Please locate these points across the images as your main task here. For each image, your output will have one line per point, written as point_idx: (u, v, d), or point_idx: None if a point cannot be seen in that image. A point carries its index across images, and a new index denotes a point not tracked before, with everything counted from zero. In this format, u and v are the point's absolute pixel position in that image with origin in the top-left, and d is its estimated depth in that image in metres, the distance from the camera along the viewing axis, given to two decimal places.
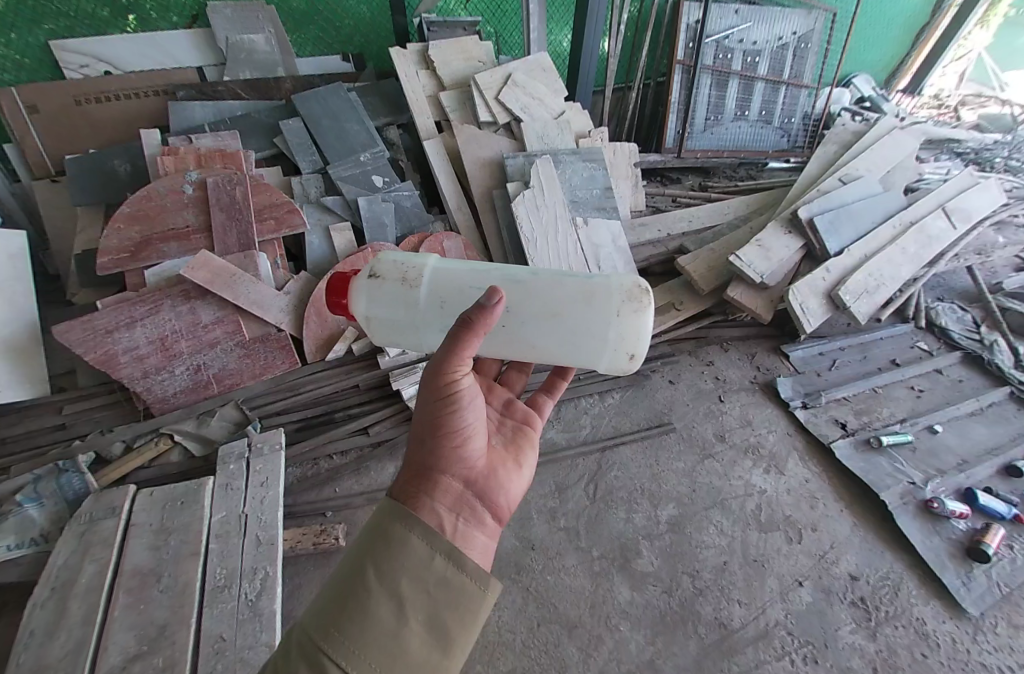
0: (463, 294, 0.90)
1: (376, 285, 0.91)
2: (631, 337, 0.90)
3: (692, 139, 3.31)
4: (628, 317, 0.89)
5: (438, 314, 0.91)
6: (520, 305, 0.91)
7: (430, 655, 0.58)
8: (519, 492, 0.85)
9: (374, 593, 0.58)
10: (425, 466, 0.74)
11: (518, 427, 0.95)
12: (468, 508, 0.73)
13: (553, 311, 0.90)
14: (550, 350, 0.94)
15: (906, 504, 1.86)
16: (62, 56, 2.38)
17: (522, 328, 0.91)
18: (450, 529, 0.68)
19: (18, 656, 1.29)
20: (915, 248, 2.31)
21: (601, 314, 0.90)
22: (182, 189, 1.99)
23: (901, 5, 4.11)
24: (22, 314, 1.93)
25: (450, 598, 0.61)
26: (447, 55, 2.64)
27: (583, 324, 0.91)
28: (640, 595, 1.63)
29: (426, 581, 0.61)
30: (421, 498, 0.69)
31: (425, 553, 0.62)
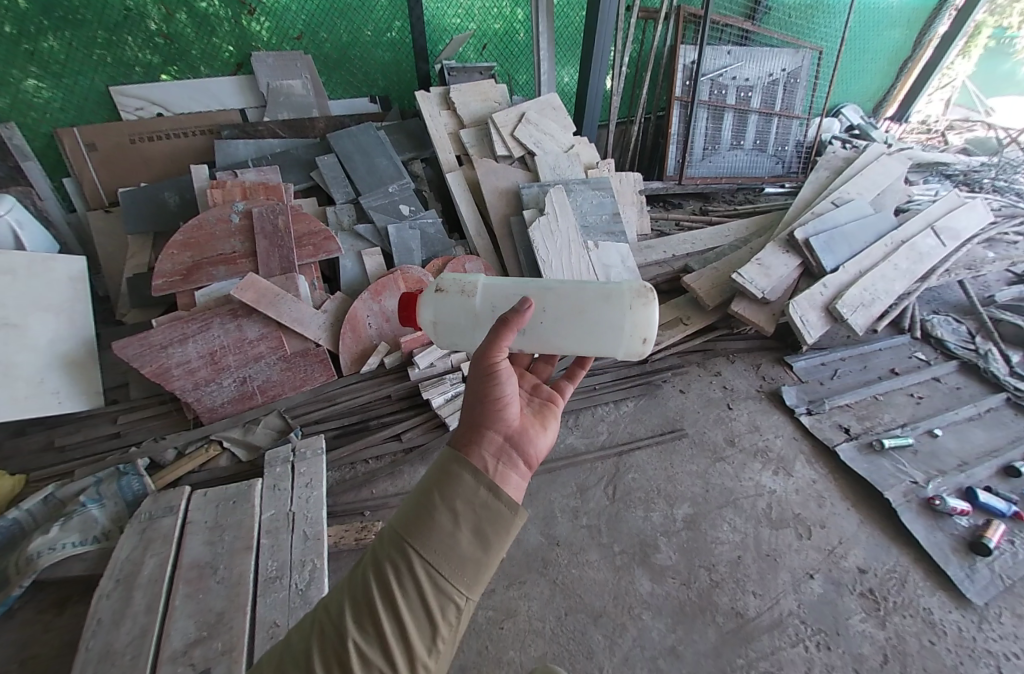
0: (509, 299, 1.07)
1: (441, 296, 1.09)
2: (643, 324, 1.07)
3: (692, 167, 3.54)
4: (639, 309, 1.06)
5: (489, 317, 1.08)
6: (550, 307, 1.07)
7: (478, 556, 0.73)
8: (548, 444, 0.91)
9: (437, 506, 0.73)
10: (473, 420, 0.84)
11: (544, 403, 1.00)
12: (508, 454, 0.81)
13: (578, 310, 1.07)
14: (576, 345, 1.09)
15: (909, 502, 1.93)
16: (120, 100, 2.63)
17: (553, 326, 1.07)
18: (492, 470, 0.78)
19: (89, 640, 1.40)
20: (907, 265, 2.45)
21: (616, 309, 1.07)
22: (229, 218, 2.17)
23: (884, 40, 4.40)
24: (80, 331, 2.05)
25: (493, 516, 0.75)
26: (466, 97, 2.88)
27: (602, 319, 1.07)
28: (660, 586, 1.73)
29: (473, 504, 0.74)
30: (470, 441, 0.80)
31: (474, 484, 0.75)
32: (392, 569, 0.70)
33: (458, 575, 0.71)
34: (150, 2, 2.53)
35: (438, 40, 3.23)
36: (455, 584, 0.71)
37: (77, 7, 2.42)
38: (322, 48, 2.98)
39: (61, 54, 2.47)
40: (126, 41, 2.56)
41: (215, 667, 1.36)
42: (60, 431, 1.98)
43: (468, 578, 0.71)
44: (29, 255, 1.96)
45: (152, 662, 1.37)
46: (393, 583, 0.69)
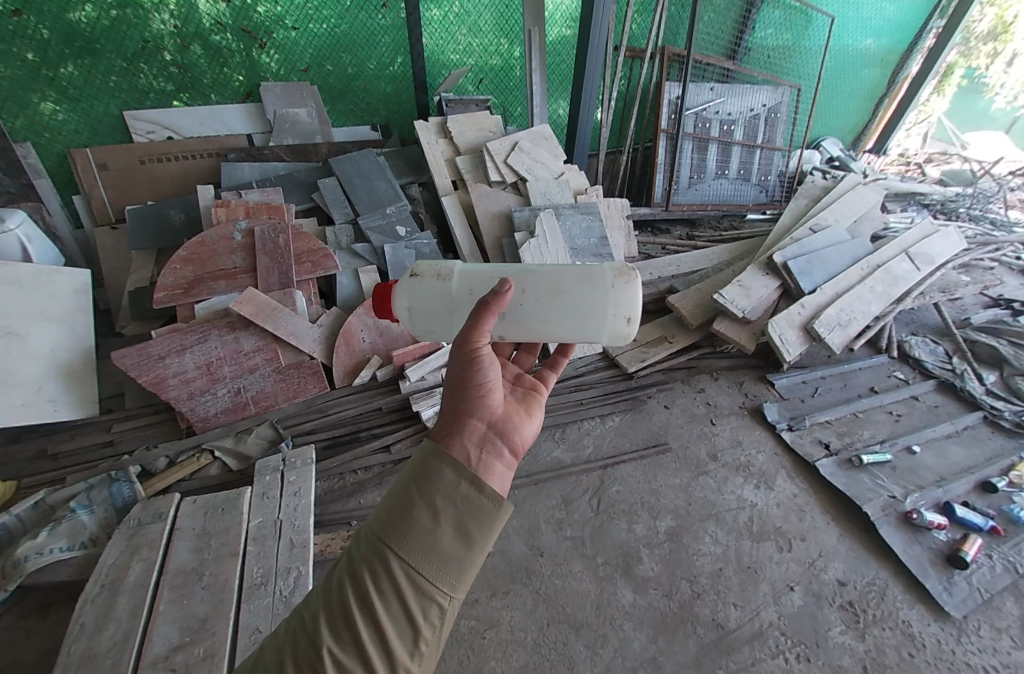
0: (486, 282, 1.13)
1: (417, 281, 1.17)
2: (625, 303, 1.15)
3: (678, 195, 3.69)
4: (621, 286, 1.16)
5: (467, 299, 1.15)
6: (530, 288, 1.15)
7: (460, 552, 0.72)
8: (532, 435, 0.96)
9: (416, 504, 0.73)
10: (455, 412, 0.86)
11: (528, 391, 1.06)
12: (491, 442, 0.84)
13: (557, 290, 1.15)
14: (559, 326, 1.17)
15: (888, 516, 1.96)
16: (133, 123, 2.76)
17: (537, 305, 1.15)
18: (475, 460, 0.80)
19: (71, 644, 1.41)
20: (883, 287, 2.54)
21: (597, 290, 1.15)
22: (232, 236, 2.27)
23: (860, 79, 4.65)
24: (80, 341, 2.11)
25: (474, 512, 0.75)
26: (462, 127, 3.02)
27: (585, 297, 1.15)
28: (642, 597, 1.75)
29: (454, 498, 0.74)
30: (452, 434, 0.82)
31: (454, 478, 0.75)
32: (370, 573, 0.69)
33: (439, 574, 0.70)
34: (166, 35, 2.69)
35: (437, 74, 3.40)
36: (437, 583, 0.70)
37: (97, 38, 2.57)
38: (327, 80, 3.15)
39: (80, 80, 2.62)
40: (141, 69, 2.71)
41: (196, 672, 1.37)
42: (54, 439, 2.02)
43: (450, 576, 0.71)
44: (34, 266, 2.03)
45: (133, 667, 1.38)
46: (371, 587, 0.68)
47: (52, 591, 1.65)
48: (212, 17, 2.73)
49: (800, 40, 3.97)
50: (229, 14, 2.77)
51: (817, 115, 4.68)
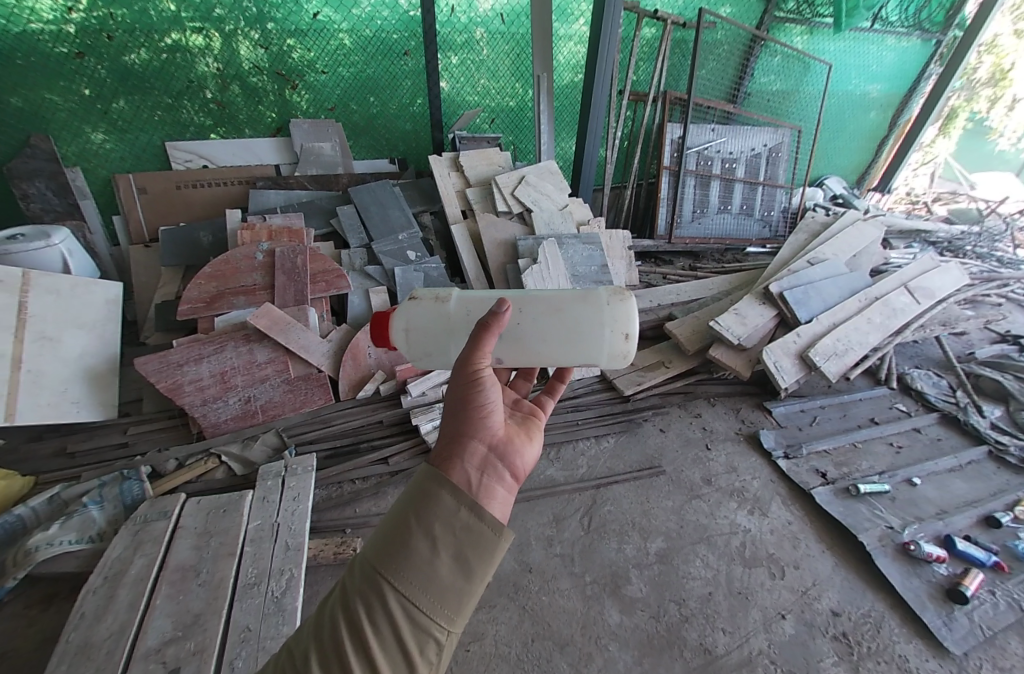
0: (484, 303, 1.12)
1: (414, 305, 1.13)
2: (622, 319, 1.13)
3: (681, 228, 3.81)
4: (617, 303, 1.13)
5: (466, 321, 1.13)
6: (529, 310, 1.12)
7: (459, 583, 0.71)
8: (534, 457, 0.92)
9: (414, 534, 0.71)
10: (455, 433, 0.83)
11: (528, 415, 1.02)
12: (492, 466, 0.82)
13: (556, 310, 1.12)
14: (558, 346, 1.13)
15: (884, 547, 1.93)
16: (173, 153, 3.02)
17: (534, 325, 1.12)
18: (475, 485, 0.78)
19: (71, 632, 1.47)
20: (881, 319, 2.56)
21: (594, 309, 1.13)
22: (254, 255, 2.44)
23: (861, 121, 4.81)
24: (107, 348, 2.27)
25: (474, 541, 0.73)
26: (474, 161, 3.21)
27: (582, 316, 1.13)
28: (629, 618, 1.74)
29: (454, 527, 0.72)
30: (451, 457, 0.79)
31: (454, 505, 0.74)
32: (365, 607, 0.68)
33: (436, 607, 0.69)
34: (209, 77, 2.97)
35: (453, 114, 3.65)
36: (434, 616, 0.69)
37: (148, 78, 2.86)
38: (351, 118, 3.40)
39: (129, 113, 2.90)
40: (184, 106, 2.99)
41: (185, 666, 1.41)
42: (73, 438, 2.14)
43: (448, 608, 0.70)
44: (73, 278, 2.20)
45: (127, 658, 1.43)
46: (366, 621, 0.68)
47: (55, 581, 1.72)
48: (251, 61, 3.01)
49: (798, 85, 4.17)
50: (267, 59, 3.05)
51: (819, 155, 4.83)
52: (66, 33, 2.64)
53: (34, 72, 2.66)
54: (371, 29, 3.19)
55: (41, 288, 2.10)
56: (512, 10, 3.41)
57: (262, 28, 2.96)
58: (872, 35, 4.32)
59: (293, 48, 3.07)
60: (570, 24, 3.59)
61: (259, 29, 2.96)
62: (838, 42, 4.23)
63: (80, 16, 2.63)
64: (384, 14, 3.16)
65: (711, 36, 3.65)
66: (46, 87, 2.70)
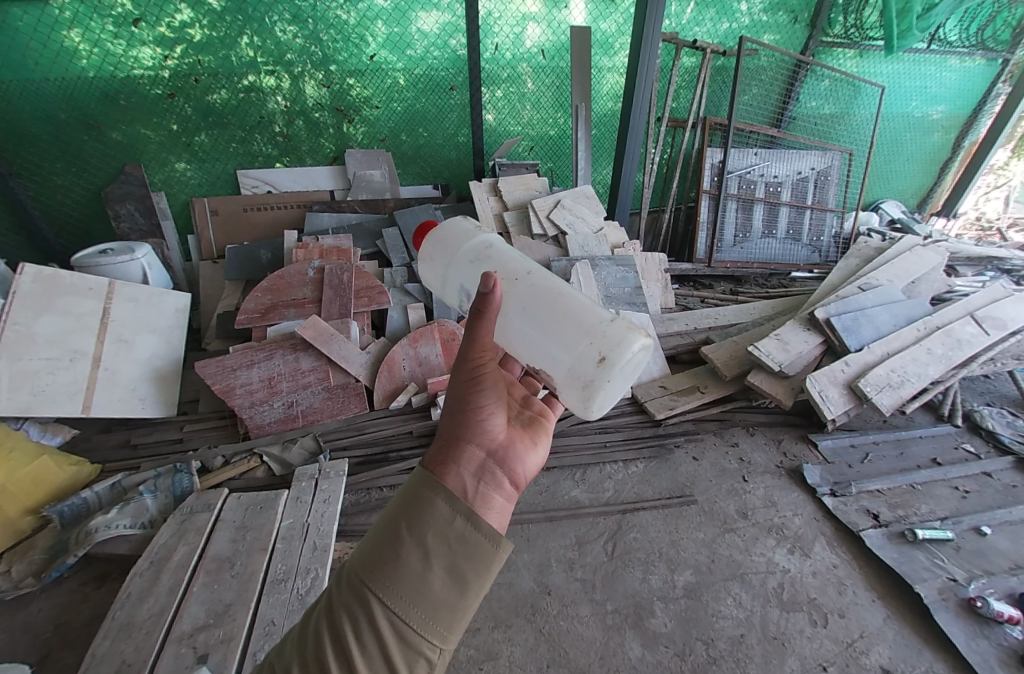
0: (505, 255, 1.07)
1: (452, 226, 1.12)
2: (613, 342, 0.93)
3: (722, 252, 3.76)
4: (618, 324, 0.94)
5: (477, 257, 1.08)
6: (539, 278, 1.04)
7: (454, 600, 0.58)
8: (540, 464, 0.77)
9: (403, 541, 0.58)
10: (450, 434, 0.68)
11: (534, 417, 0.88)
12: (493, 468, 0.68)
13: (560, 291, 1.02)
14: (535, 323, 1.00)
15: (946, 601, 1.65)
16: (242, 180, 3.34)
17: (527, 293, 1.02)
18: (473, 488, 0.64)
19: (117, 610, 1.52)
20: (943, 350, 2.35)
21: (596, 315, 0.98)
22: (306, 271, 2.65)
23: (920, 144, 4.60)
24: (174, 352, 2.51)
25: (469, 553, 0.59)
26: (512, 187, 3.33)
27: (577, 312, 1.00)
28: (652, 653, 1.54)
29: (447, 538, 0.59)
30: (446, 459, 0.65)
31: (448, 511, 0.60)
32: (351, 622, 0.55)
33: (429, 625, 0.56)
34: (278, 113, 3.30)
35: (495, 142, 3.84)
36: (425, 635, 0.56)
37: (226, 114, 3.22)
38: (400, 147, 3.65)
39: (209, 146, 3.26)
40: (255, 138, 3.33)
41: (213, 654, 1.41)
42: (137, 433, 2.35)
43: (441, 628, 0.57)
44: (150, 288, 2.48)
45: (162, 640, 1.45)
46: (352, 640, 0.55)
47: (102, 563, 1.80)
48: (315, 99, 3.33)
49: (848, 109, 4.06)
50: (328, 96, 3.35)
51: (871, 180, 4.67)
52: (161, 77, 3.03)
53: (133, 111, 3.06)
54: (422, 68, 3.43)
55: (123, 296, 2.38)
56: (554, 46, 3.58)
57: (325, 70, 3.27)
58: (929, 56, 4.17)
59: (352, 86, 3.36)
60: (613, 56, 3.72)
61: (323, 70, 3.27)
62: (892, 64, 4.11)
63: (174, 62, 3.01)
64: (435, 53, 3.41)
65: (753, 62, 3.65)
66: (142, 123, 3.10)
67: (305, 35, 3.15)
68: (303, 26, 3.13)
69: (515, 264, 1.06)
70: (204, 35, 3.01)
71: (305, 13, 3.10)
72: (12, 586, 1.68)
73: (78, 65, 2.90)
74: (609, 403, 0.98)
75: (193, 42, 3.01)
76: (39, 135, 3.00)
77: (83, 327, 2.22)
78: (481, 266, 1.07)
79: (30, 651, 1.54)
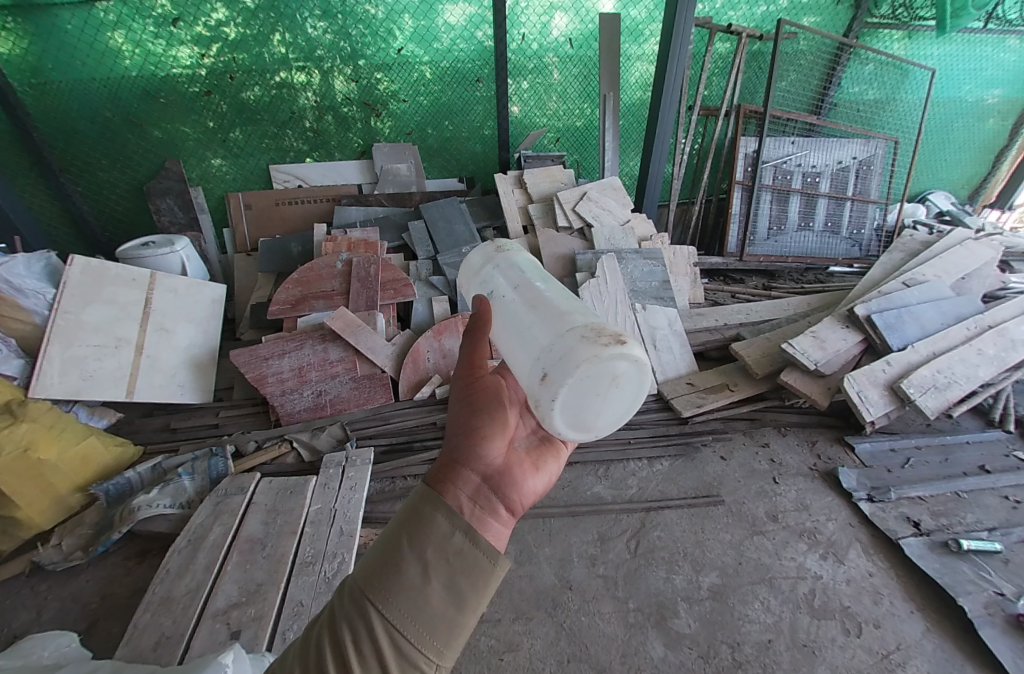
0: (507, 268, 1.02)
1: (482, 245, 1.14)
2: (560, 357, 0.77)
3: (754, 246, 3.65)
4: (572, 338, 0.78)
5: (485, 273, 1.05)
6: (526, 290, 0.95)
7: (451, 614, 0.59)
8: (541, 489, 0.77)
9: (405, 555, 0.59)
10: (449, 457, 0.70)
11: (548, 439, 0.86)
12: (489, 495, 0.69)
13: (536, 302, 0.90)
14: (510, 337, 0.91)
15: (992, 616, 1.50)
16: (275, 175, 3.43)
17: (509, 305, 0.94)
18: (469, 511, 0.65)
19: (157, 584, 1.59)
20: (996, 351, 2.20)
21: (560, 324, 0.82)
22: (335, 264, 2.71)
23: (972, 131, 4.32)
24: (211, 340, 2.63)
25: (467, 568, 0.61)
26: (538, 179, 3.31)
27: (540, 324, 0.86)
28: (674, 654, 1.46)
29: (445, 552, 0.60)
30: (445, 477, 0.67)
31: (447, 529, 0.61)
32: (350, 631, 0.56)
33: (427, 639, 0.57)
34: (308, 108, 3.37)
35: (521, 134, 3.81)
36: (423, 651, 0.57)
37: (259, 111, 3.31)
38: (426, 141, 3.67)
39: (242, 142, 3.36)
40: (287, 134, 3.41)
41: (244, 631, 1.46)
42: (177, 417, 2.45)
43: (438, 646, 0.57)
44: (188, 280, 2.61)
45: (197, 615, 1.51)
46: (353, 650, 0.56)
47: (142, 540, 1.89)
48: (344, 93, 3.38)
49: (894, 94, 3.85)
50: (357, 91, 3.39)
51: (917, 171, 4.44)
52: (198, 75, 3.13)
53: (172, 109, 3.18)
54: (449, 60, 3.44)
55: (163, 287, 2.50)
56: (581, 34, 3.52)
57: (354, 65, 3.31)
58: (986, 36, 3.92)
59: (380, 80, 3.39)
60: (642, 44, 3.63)
61: (352, 65, 3.31)
62: (944, 46, 3.88)
63: (210, 61, 3.11)
64: (461, 45, 3.40)
65: (792, 46, 3.55)
66: (180, 120, 3.22)
67: (335, 30, 3.19)
68: (333, 21, 3.17)
69: (511, 277, 1.00)
70: (238, 33, 3.09)
71: (334, 9, 3.14)
72: (63, 558, 1.79)
73: (121, 65, 3.03)
74: (582, 431, 0.81)
75: (228, 40, 3.09)
76: (87, 134, 3.16)
77: (127, 316, 2.34)
78: (485, 279, 1.04)
79: (79, 619, 1.64)
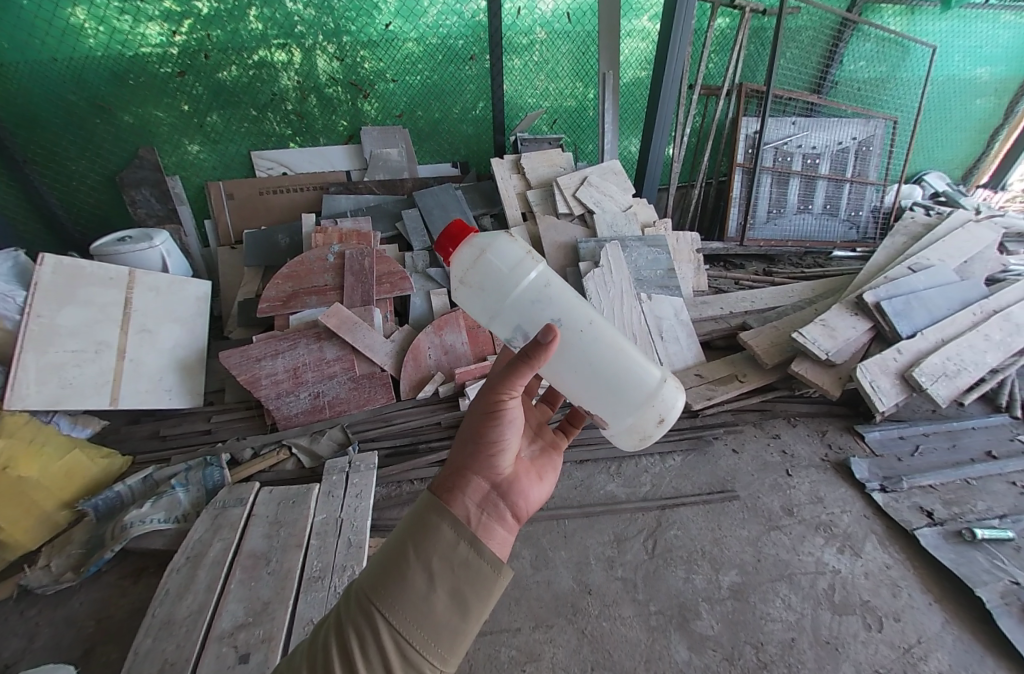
0: (561, 295, 1.01)
1: (497, 243, 0.98)
2: (669, 404, 1.01)
3: (754, 230, 3.61)
4: (671, 388, 1.02)
5: (532, 295, 0.99)
6: (599, 329, 1.02)
7: (453, 621, 0.66)
8: (542, 496, 0.86)
9: (410, 563, 0.65)
10: (459, 464, 0.76)
11: (546, 447, 0.96)
12: (495, 503, 0.75)
13: (620, 346, 1.03)
14: (598, 378, 1.01)
15: (1009, 606, 1.51)
16: (258, 162, 3.25)
17: (588, 346, 1.01)
18: (476, 520, 0.71)
19: (156, 607, 1.51)
20: (1002, 336, 2.20)
21: (653, 373, 1.02)
22: (326, 257, 2.58)
23: (967, 109, 4.31)
24: (197, 341, 2.50)
25: (470, 577, 0.67)
26: (535, 164, 3.19)
27: (636, 371, 1.02)
28: (700, 658, 1.44)
29: (450, 561, 0.67)
30: (453, 488, 0.73)
31: (453, 538, 0.68)
32: (356, 634, 0.63)
33: (429, 645, 0.64)
34: (290, 90, 3.18)
35: (515, 116, 3.68)
36: (426, 654, 0.63)
37: (237, 92, 3.10)
38: (417, 124, 3.51)
39: (221, 126, 3.16)
40: (268, 118, 3.21)
41: (254, 653, 1.39)
42: (165, 424, 2.33)
43: (442, 648, 0.64)
44: (170, 277, 2.46)
45: (201, 639, 1.44)
46: (356, 651, 0.62)
47: (136, 556, 1.80)
48: (328, 73, 3.18)
49: (892, 72, 3.80)
50: (342, 70, 3.21)
51: (913, 151, 4.42)
52: (170, 54, 2.92)
53: (143, 91, 2.96)
54: (438, 37, 3.27)
55: (144, 286, 2.35)
56: (578, 9, 3.37)
57: (338, 42, 3.12)
58: (983, 12, 3.87)
59: (365, 59, 3.21)
60: (634, 19, 3.50)
61: (335, 42, 3.12)
62: (943, 22, 3.83)
63: (182, 38, 2.90)
64: (450, 21, 3.23)
65: (794, 22, 3.48)
66: (152, 103, 3.00)
67: (317, 5, 3.00)
68: None
69: (572, 307, 1.01)
70: (211, 7, 2.87)
71: None
72: (52, 580, 1.68)
73: (85, 44, 2.80)
74: None
75: (201, 16, 2.88)
76: (50, 119, 2.91)
77: (106, 318, 2.20)
78: (534, 304, 1.00)
79: (74, 646, 1.55)
